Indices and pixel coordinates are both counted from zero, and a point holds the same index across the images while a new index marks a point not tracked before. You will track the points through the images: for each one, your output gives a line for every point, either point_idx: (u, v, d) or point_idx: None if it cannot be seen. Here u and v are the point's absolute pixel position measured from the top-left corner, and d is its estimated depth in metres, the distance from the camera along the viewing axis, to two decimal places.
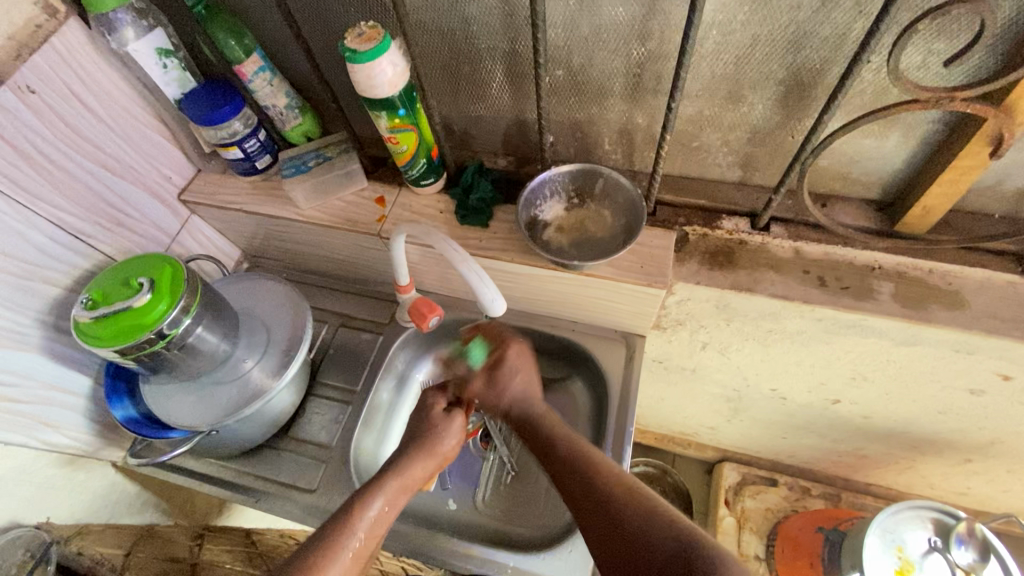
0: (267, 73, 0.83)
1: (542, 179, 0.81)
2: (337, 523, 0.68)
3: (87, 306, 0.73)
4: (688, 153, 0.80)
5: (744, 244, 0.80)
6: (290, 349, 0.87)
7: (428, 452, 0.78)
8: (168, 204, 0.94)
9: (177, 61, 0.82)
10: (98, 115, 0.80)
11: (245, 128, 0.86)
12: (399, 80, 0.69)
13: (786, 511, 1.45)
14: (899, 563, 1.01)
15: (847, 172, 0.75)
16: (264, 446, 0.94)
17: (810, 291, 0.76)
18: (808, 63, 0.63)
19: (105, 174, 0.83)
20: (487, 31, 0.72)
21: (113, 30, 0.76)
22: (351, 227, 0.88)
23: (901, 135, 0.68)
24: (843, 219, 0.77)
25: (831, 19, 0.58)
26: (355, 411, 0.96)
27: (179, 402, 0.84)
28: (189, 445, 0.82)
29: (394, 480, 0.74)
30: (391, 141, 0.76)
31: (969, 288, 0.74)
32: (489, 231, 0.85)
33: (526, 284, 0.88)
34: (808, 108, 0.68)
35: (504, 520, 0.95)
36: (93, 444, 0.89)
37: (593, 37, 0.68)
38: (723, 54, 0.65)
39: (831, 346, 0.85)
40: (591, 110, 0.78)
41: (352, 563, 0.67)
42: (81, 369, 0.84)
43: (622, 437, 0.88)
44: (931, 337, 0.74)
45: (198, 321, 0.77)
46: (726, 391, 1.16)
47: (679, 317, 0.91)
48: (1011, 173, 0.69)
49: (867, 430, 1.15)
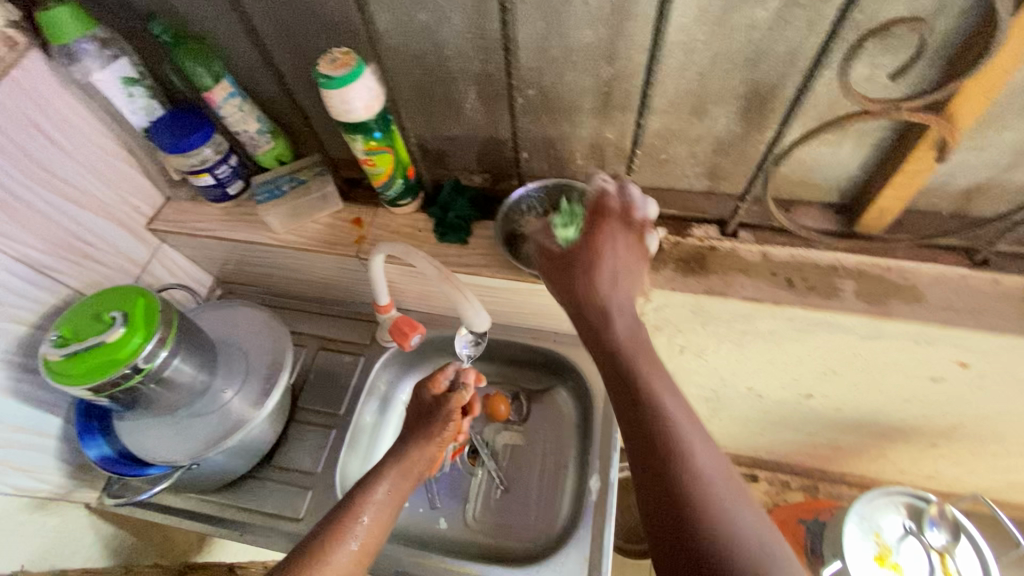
0: (236, 98, 0.82)
1: (518, 195, 0.82)
2: (336, 525, 0.68)
3: (58, 343, 0.70)
4: (658, 164, 0.83)
5: (715, 250, 0.83)
6: (270, 376, 0.86)
7: (408, 450, 0.79)
8: (137, 235, 0.92)
9: (143, 89, 0.80)
10: (62, 146, 0.78)
11: (216, 154, 0.85)
12: (374, 103, 0.70)
13: (768, 505, 1.50)
14: (877, 549, 1.04)
15: (807, 178, 0.79)
16: (246, 477, 0.92)
17: (780, 292, 0.79)
18: (766, 78, 0.66)
19: (70, 206, 0.80)
20: (458, 54, 0.73)
21: (75, 60, 0.74)
22: (329, 250, 0.88)
23: (854, 143, 0.72)
24: (806, 222, 0.81)
25: (785, 38, 0.61)
26: (339, 435, 0.95)
27: (156, 438, 0.81)
28: (170, 481, 0.80)
29: (383, 481, 0.74)
30: (367, 163, 0.77)
31: (924, 282, 0.79)
32: (468, 247, 0.85)
33: (507, 298, 0.89)
34: (768, 120, 0.71)
35: (496, 536, 0.95)
36: (66, 487, 0.86)
37: (562, 57, 0.70)
38: (686, 71, 0.68)
39: (802, 344, 0.89)
40: (562, 127, 0.80)
41: (380, 518, 0.71)
42: (51, 410, 0.81)
43: (608, 446, 0.92)
44: (893, 330, 0.79)
45: (175, 352, 0.75)
46: (704, 392, 1.20)
47: (657, 324, 0.93)
48: (954, 174, 0.74)
49: (840, 422, 1.20)
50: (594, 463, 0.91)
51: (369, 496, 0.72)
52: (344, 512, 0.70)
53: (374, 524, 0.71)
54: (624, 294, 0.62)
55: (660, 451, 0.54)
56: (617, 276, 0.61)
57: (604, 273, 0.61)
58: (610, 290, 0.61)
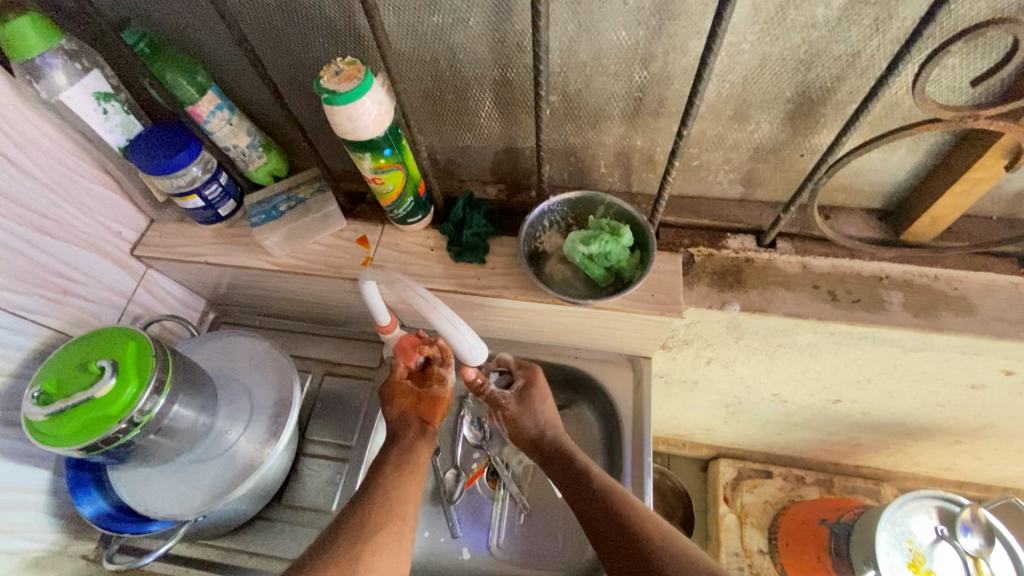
0: (225, 111, 0.74)
1: (541, 210, 0.76)
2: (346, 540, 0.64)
3: (40, 402, 0.63)
4: (689, 172, 0.77)
5: (751, 262, 0.78)
6: (278, 414, 0.79)
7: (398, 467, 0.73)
8: (121, 263, 0.84)
9: (119, 104, 0.72)
10: (31, 173, 0.69)
11: (205, 173, 0.78)
12: (384, 119, 0.62)
13: (784, 502, 1.48)
14: (910, 556, 1.01)
15: (850, 184, 0.74)
16: (256, 519, 0.86)
17: (823, 307, 0.74)
18: (819, 81, 0.60)
19: (45, 239, 0.72)
20: (475, 59, 0.66)
21: (41, 76, 0.65)
22: (334, 274, 0.81)
23: (907, 148, 0.66)
24: (848, 230, 0.76)
25: (845, 38, 0.55)
26: (353, 468, 0.89)
27: (157, 490, 0.74)
28: (176, 537, 0.73)
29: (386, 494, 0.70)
30: (375, 182, 0.69)
31: (975, 292, 0.74)
32: (487, 267, 0.79)
33: (529, 318, 0.83)
34: (815, 125, 0.65)
35: (524, 564, 0.91)
36: (61, 542, 0.79)
37: (591, 62, 0.63)
38: (730, 75, 0.61)
39: (840, 355, 0.84)
40: (587, 135, 0.74)
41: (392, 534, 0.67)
42: (37, 464, 0.74)
43: (640, 467, 0.85)
44: (942, 343, 0.74)
45: (173, 397, 0.68)
46: (726, 397, 1.16)
47: (687, 338, 0.88)
48: (1012, 178, 0.69)
49: (864, 423, 1.17)
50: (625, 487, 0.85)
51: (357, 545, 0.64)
52: (337, 549, 0.63)
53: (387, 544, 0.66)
54: (550, 408, 0.82)
55: (608, 512, 0.67)
56: (549, 415, 0.81)
57: (539, 403, 0.81)
58: (546, 417, 0.80)
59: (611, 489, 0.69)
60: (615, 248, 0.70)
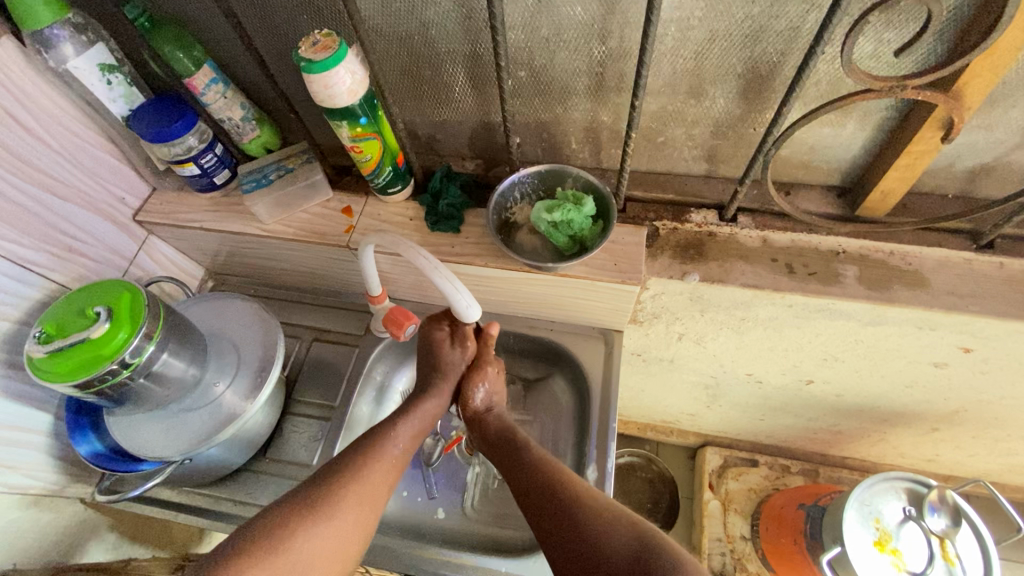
0: (219, 84, 0.79)
1: (511, 181, 0.80)
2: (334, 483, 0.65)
3: (42, 341, 0.69)
4: (654, 148, 0.80)
5: (713, 235, 0.81)
6: (262, 368, 0.84)
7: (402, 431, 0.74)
8: (124, 227, 0.90)
9: (122, 76, 0.78)
10: (40, 137, 0.75)
11: (200, 143, 0.83)
12: (358, 89, 0.67)
13: (768, 490, 1.50)
14: (877, 534, 1.04)
15: (809, 161, 0.77)
16: (242, 470, 0.92)
17: (780, 278, 0.77)
18: (765, 56, 0.64)
19: (52, 199, 0.78)
20: (447, 35, 0.71)
21: (50, 47, 0.71)
22: (317, 240, 0.86)
23: (856, 124, 0.70)
24: (807, 206, 0.79)
25: (784, 13, 0.59)
26: (334, 427, 0.94)
27: (148, 434, 0.80)
28: (163, 477, 0.79)
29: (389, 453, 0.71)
30: (354, 150, 0.74)
31: (929, 267, 0.77)
32: (461, 236, 0.83)
33: (502, 286, 0.87)
34: (768, 101, 0.69)
35: (495, 525, 0.94)
36: (60, 482, 0.85)
37: (553, 37, 0.67)
38: (682, 50, 0.65)
39: (803, 330, 0.87)
40: (556, 111, 0.78)
41: (375, 490, 0.67)
42: (40, 407, 0.80)
43: (605, 432, 0.89)
44: (896, 316, 0.77)
45: (163, 346, 0.74)
46: (703, 378, 1.18)
47: (655, 311, 0.92)
48: (962, 155, 0.71)
49: (840, 407, 1.19)
50: (590, 450, 0.88)
51: (320, 525, 0.61)
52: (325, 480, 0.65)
53: (368, 500, 0.66)
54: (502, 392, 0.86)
55: (541, 481, 0.68)
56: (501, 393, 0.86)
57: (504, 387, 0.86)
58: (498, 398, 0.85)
59: (546, 464, 0.71)
60: (576, 216, 0.74)
